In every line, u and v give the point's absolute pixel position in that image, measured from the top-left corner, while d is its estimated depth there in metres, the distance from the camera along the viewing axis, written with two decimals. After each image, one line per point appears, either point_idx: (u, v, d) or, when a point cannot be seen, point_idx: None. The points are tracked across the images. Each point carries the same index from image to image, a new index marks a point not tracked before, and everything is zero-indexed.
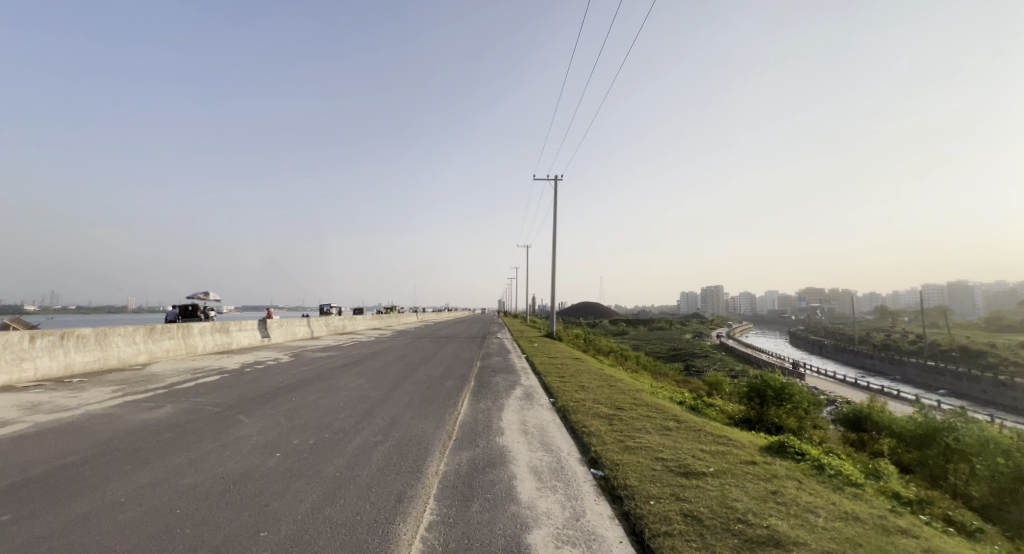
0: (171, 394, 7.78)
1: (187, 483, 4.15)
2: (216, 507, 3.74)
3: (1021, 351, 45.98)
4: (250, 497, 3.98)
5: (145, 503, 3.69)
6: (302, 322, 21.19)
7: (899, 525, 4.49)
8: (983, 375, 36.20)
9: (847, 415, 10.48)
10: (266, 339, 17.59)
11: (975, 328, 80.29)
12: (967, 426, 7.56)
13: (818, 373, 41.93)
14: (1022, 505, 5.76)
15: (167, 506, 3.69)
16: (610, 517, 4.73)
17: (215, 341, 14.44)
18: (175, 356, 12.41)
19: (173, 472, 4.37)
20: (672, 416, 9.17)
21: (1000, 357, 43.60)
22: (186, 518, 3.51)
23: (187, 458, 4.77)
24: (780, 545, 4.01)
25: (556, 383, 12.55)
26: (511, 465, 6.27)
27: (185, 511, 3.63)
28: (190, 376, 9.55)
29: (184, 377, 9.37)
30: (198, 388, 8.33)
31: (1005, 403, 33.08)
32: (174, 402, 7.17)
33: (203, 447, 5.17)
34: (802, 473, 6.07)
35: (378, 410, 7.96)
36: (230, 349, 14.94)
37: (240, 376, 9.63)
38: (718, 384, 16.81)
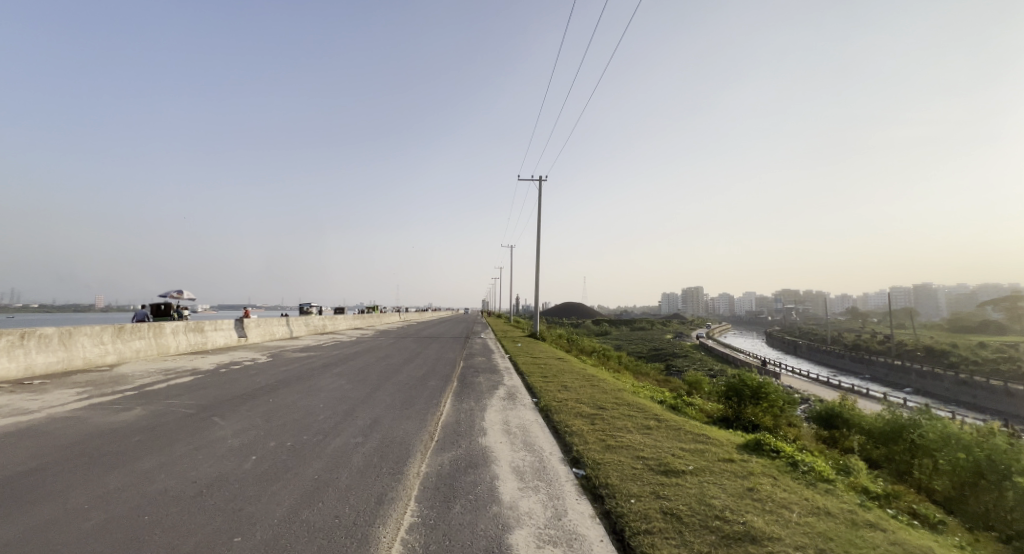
0: (141, 396, 7.57)
1: (158, 487, 4.06)
2: (188, 512, 3.66)
3: (981, 351, 48.00)
4: (224, 502, 3.90)
5: (111, 510, 3.59)
6: (281, 322, 20.82)
7: (868, 519, 4.63)
8: (945, 373, 37.76)
9: (819, 412, 10.77)
10: (243, 339, 17.24)
11: (940, 329, 83.40)
12: (931, 423, 7.83)
13: (792, 371, 43.03)
14: (980, 497, 6.04)
15: (136, 512, 3.60)
16: (591, 516, 4.77)
17: (188, 341, 14.09)
18: (145, 356, 12.08)
19: (142, 477, 4.26)
20: (653, 415, 9.26)
21: (961, 356, 45.49)
22: (155, 524, 3.44)
23: (158, 462, 4.65)
24: (755, 541, 4.10)
25: (539, 383, 12.59)
26: (494, 465, 6.28)
27: (154, 517, 3.54)
28: (161, 377, 9.31)
29: (155, 378, 9.14)
30: (169, 389, 8.12)
31: (965, 401, 34.58)
32: (144, 405, 6.97)
33: (175, 451, 5.04)
34: (777, 470, 6.21)
35: (359, 411, 7.88)
36: (205, 349, 14.62)
37: (215, 377, 9.43)
38: (698, 384, 17.08)
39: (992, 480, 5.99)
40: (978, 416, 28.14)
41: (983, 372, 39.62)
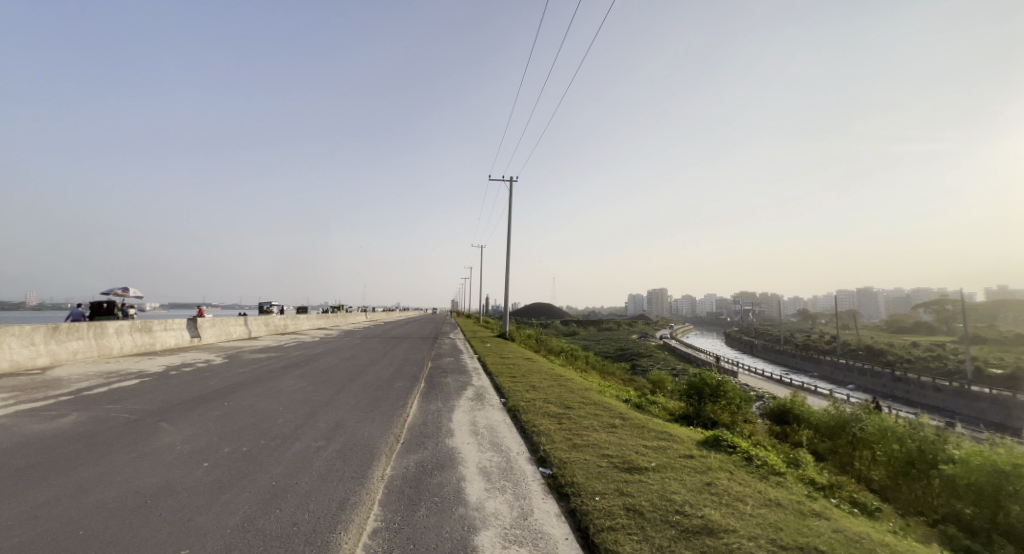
0: (77, 401, 7.18)
1: (95, 500, 3.87)
2: (131, 525, 3.53)
3: (916, 350, 51.40)
4: (171, 513, 3.76)
5: (40, 526, 3.41)
6: (238, 322, 20.10)
7: (814, 508, 4.90)
8: (882, 370, 40.27)
9: (773, 409, 11.25)
10: (196, 339, 16.54)
11: (881, 329, 88.71)
12: (870, 418, 8.39)
13: (747, 370, 44.80)
14: (912, 485, 6.50)
15: (70, 526, 3.44)
16: (557, 515, 4.84)
17: (134, 341, 13.41)
18: (84, 358, 11.43)
19: (78, 489, 4.06)
20: (619, 414, 9.46)
21: (899, 355, 48.54)
22: (90, 539, 3.29)
23: (96, 473, 4.44)
24: (712, 533, 4.27)
25: (507, 383, 12.65)
26: (460, 466, 6.29)
27: (90, 531, 3.39)
28: (100, 380, 8.84)
29: (95, 382, 8.68)
30: (109, 393, 7.72)
31: (900, 396, 37.05)
32: (80, 411, 6.61)
33: (117, 460, 4.81)
34: (734, 465, 6.47)
35: (321, 414, 7.71)
36: (152, 350, 13.94)
37: (162, 380, 9.01)
38: (661, 383, 17.59)
39: (921, 469, 6.49)
40: (911, 410, 30.32)
41: (915, 369, 42.49)
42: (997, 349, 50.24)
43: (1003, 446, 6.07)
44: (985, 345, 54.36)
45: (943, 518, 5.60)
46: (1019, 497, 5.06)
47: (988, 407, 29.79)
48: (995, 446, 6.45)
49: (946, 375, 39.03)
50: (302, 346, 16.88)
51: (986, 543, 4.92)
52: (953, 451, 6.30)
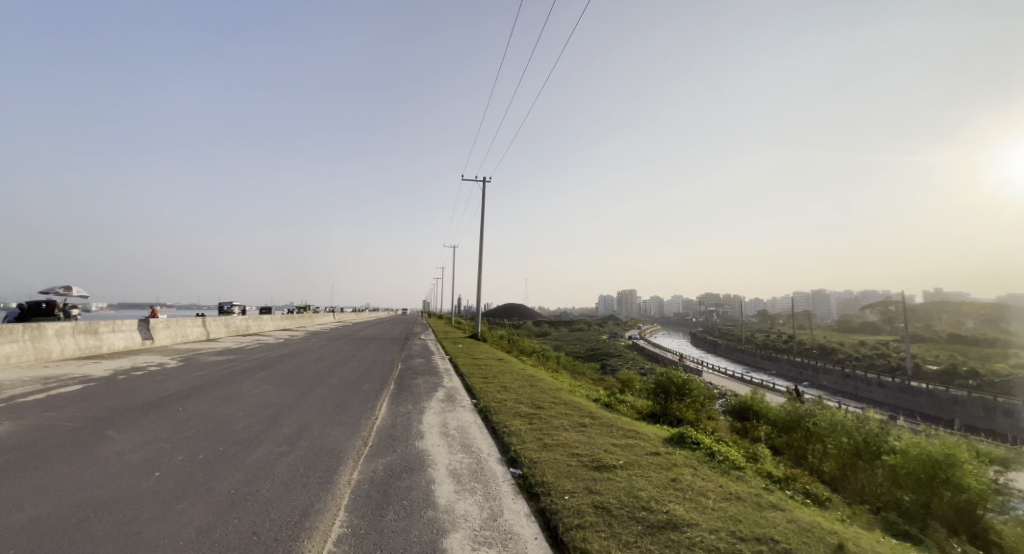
0: (11, 409, 6.76)
1: (31, 515, 3.68)
2: (71, 541, 3.37)
3: (865, 348, 54.14)
4: (116, 527, 3.61)
5: None
6: (195, 323, 19.32)
7: (771, 500, 5.12)
8: (833, 368, 42.19)
9: (735, 406, 11.62)
10: (148, 341, 15.81)
11: (834, 329, 92.98)
12: (822, 413, 8.82)
13: (710, 368, 46.10)
14: (858, 476, 6.87)
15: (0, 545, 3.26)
16: (527, 515, 4.88)
17: (77, 344, 12.71)
18: (18, 362, 10.74)
19: (12, 504, 3.84)
20: (588, 413, 9.61)
21: (850, 353, 50.99)
22: None
23: (33, 486, 4.21)
24: (676, 527, 4.40)
25: (478, 384, 12.63)
26: (430, 469, 6.26)
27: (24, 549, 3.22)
28: (38, 386, 8.34)
29: (32, 387, 8.20)
30: (49, 400, 7.31)
31: (849, 392, 38.92)
32: (15, 419, 6.25)
33: (57, 471, 4.58)
34: (697, 460, 6.68)
35: (285, 418, 7.54)
36: (98, 353, 13.25)
37: (108, 385, 8.58)
38: (631, 381, 17.92)
39: (866, 459, 6.93)
40: (860, 405, 31.97)
41: (864, 366, 44.72)
42: (936, 347, 53.55)
43: (939, 437, 6.53)
44: (926, 344, 57.82)
45: (884, 506, 5.98)
46: (952, 484, 5.52)
47: (926, 402, 31.73)
48: (931, 438, 6.93)
49: (890, 372, 41.31)
50: (264, 347, 16.38)
51: (921, 529, 5.30)
52: (894, 443, 6.70)
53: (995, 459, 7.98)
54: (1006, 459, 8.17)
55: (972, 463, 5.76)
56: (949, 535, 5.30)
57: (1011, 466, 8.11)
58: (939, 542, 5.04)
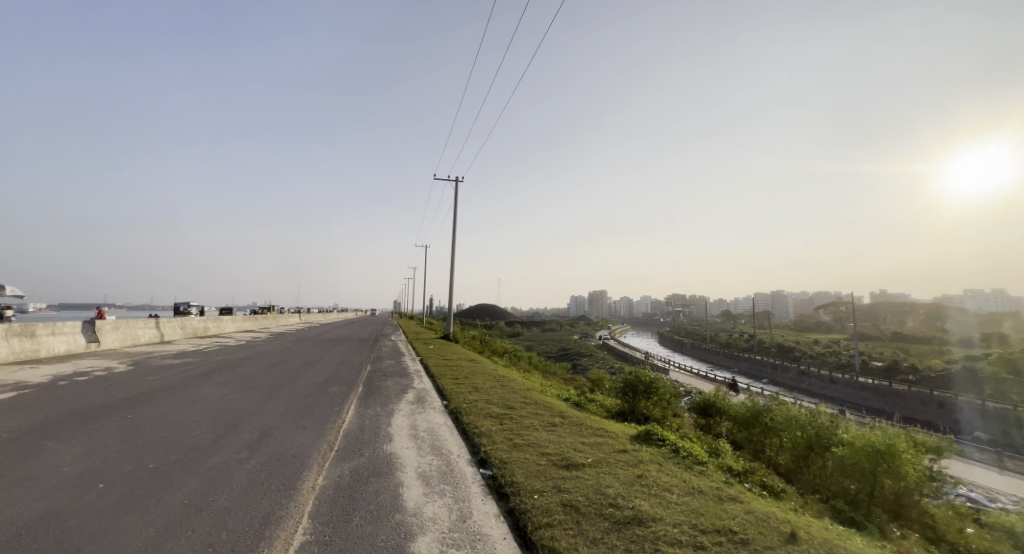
0: None
1: None
2: None
3: (820, 346, 56.57)
4: (52, 545, 3.39)
5: None
6: (148, 325, 18.43)
7: (731, 494, 5.27)
8: (790, 365, 43.97)
9: (699, 402, 11.94)
10: (93, 344, 14.97)
11: (793, 327, 96.86)
12: (779, 408, 9.20)
13: (675, 367, 47.25)
14: (810, 467, 7.19)
15: None
16: (495, 515, 4.88)
17: (12, 348, 11.92)
18: None
19: None
20: (559, 412, 9.68)
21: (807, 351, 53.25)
22: None
23: None
24: (641, 523, 4.48)
25: (449, 385, 12.54)
26: (399, 472, 6.16)
27: None
28: None
29: None
30: None
31: (804, 388, 40.60)
32: None
33: None
34: (663, 457, 6.83)
35: (245, 423, 7.27)
36: (35, 358, 12.45)
37: (48, 392, 8.08)
38: (600, 380, 18.16)
39: (818, 451, 7.28)
40: (811, 400, 33.46)
41: (819, 364, 46.74)
42: (882, 344, 56.50)
43: (881, 428, 6.93)
44: (873, 341, 60.89)
45: (833, 495, 6.27)
46: (892, 471, 5.91)
47: (872, 396, 33.43)
48: (875, 429, 7.35)
49: (841, 369, 43.32)
50: (222, 350, 15.78)
51: (866, 516, 5.59)
52: (843, 435, 7.04)
53: (931, 448, 8.53)
54: (939, 448, 8.71)
55: (909, 453, 6.16)
56: (888, 519, 5.65)
57: (943, 454, 8.67)
58: (879, 527, 5.36)
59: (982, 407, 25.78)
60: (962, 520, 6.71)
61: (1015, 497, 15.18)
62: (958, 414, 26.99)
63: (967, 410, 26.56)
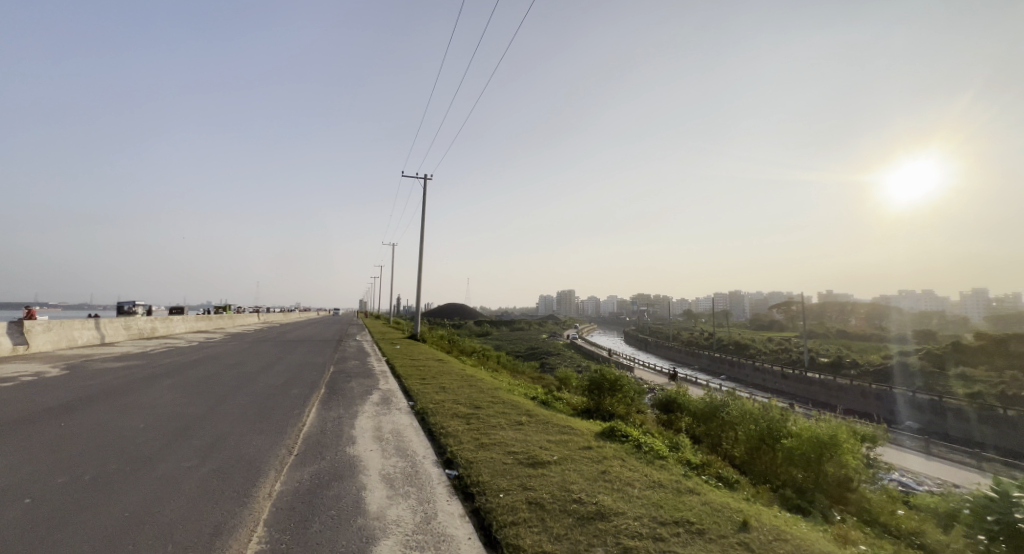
0: None
1: None
2: None
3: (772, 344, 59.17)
4: None
5: None
6: (86, 326, 17.31)
7: (689, 486, 5.40)
8: (745, 362, 45.81)
9: (661, 399, 12.21)
10: (22, 347, 13.95)
11: (749, 326, 100.81)
12: (735, 403, 9.55)
13: (638, 364, 48.37)
14: (763, 458, 7.49)
15: None
16: (460, 516, 4.82)
17: None
18: None
19: None
20: (525, 411, 9.67)
21: (761, 348, 55.62)
22: None
23: None
24: (604, 517, 4.52)
25: (415, 385, 12.37)
26: (361, 475, 6.01)
27: None
28: None
29: None
30: None
31: (757, 382, 42.46)
32: None
33: None
34: (626, 452, 6.94)
35: (196, 429, 6.92)
36: None
37: None
38: (566, 379, 18.31)
39: (769, 443, 7.59)
40: (762, 395, 34.92)
41: (772, 360, 48.92)
42: (828, 342, 59.52)
43: (826, 419, 7.29)
44: (821, 338, 64.22)
45: (782, 484, 6.57)
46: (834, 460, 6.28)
47: (818, 390, 35.21)
48: (820, 421, 7.73)
49: (791, 365, 45.33)
50: (169, 352, 15.01)
51: (812, 503, 5.87)
52: (792, 427, 7.36)
53: (868, 437, 9.07)
54: (875, 436, 9.26)
55: (849, 443, 6.53)
56: (830, 505, 5.99)
57: (878, 441, 9.23)
58: (822, 512, 5.67)
59: (914, 399, 27.57)
60: (894, 502, 7.18)
61: (939, 480, 16.31)
62: (894, 405, 28.76)
63: (901, 401, 28.34)
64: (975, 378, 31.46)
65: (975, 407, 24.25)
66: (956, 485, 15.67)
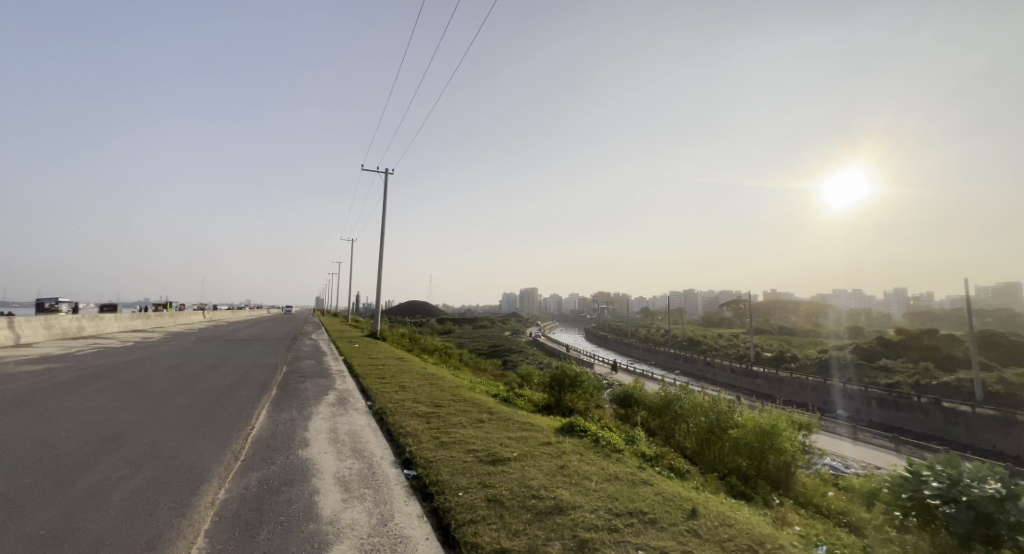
0: None
1: None
2: None
3: (723, 339, 61.93)
4: None
5: None
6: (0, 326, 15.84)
7: (643, 478, 5.48)
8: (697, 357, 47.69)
9: (619, 394, 12.40)
10: None
11: (701, 323, 105.01)
12: (687, 396, 9.83)
13: (597, 360, 49.28)
14: (712, 449, 7.75)
15: None
16: (418, 516, 4.69)
17: None
18: None
19: None
20: (487, 408, 9.60)
21: (711, 344, 58.08)
22: None
23: None
24: (561, 511, 4.51)
25: (374, 384, 12.04)
26: (314, 479, 5.75)
27: None
28: None
29: None
30: None
31: (707, 376, 44.25)
32: None
33: None
34: (584, 447, 6.99)
35: (130, 437, 6.42)
36: None
37: None
38: (528, 375, 18.35)
39: (718, 433, 7.90)
40: (710, 387, 36.45)
41: (721, 355, 51.19)
42: (772, 337, 62.77)
43: (769, 409, 7.62)
44: (765, 334, 67.65)
45: (729, 472, 6.80)
46: (774, 448, 6.59)
47: (762, 383, 37.01)
48: (764, 412, 8.07)
49: (739, 359, 47.54)
50: (98, 352, 13.94)
51: (755, 491, 6.14)
52: (740, 418, 7.63)
53: (805, 425, 9.58)
54: (810, 425, 9.76)
55: (788, 432, 6.87)
56: (770, 490, 6.28)
57: (813, 429, 9.73)
58: (763, 497, 5.92)
59: (844, 388, 29.54)
60: (825, 485, 7.62)
61: (863, 462, 17.55)
62: (828, 395, 30.67)
63: (833, 391, 30.32)
64: (897, 368, 34.13)
65: (895, 396, 26.22)
66: (878, 467, 16.91)
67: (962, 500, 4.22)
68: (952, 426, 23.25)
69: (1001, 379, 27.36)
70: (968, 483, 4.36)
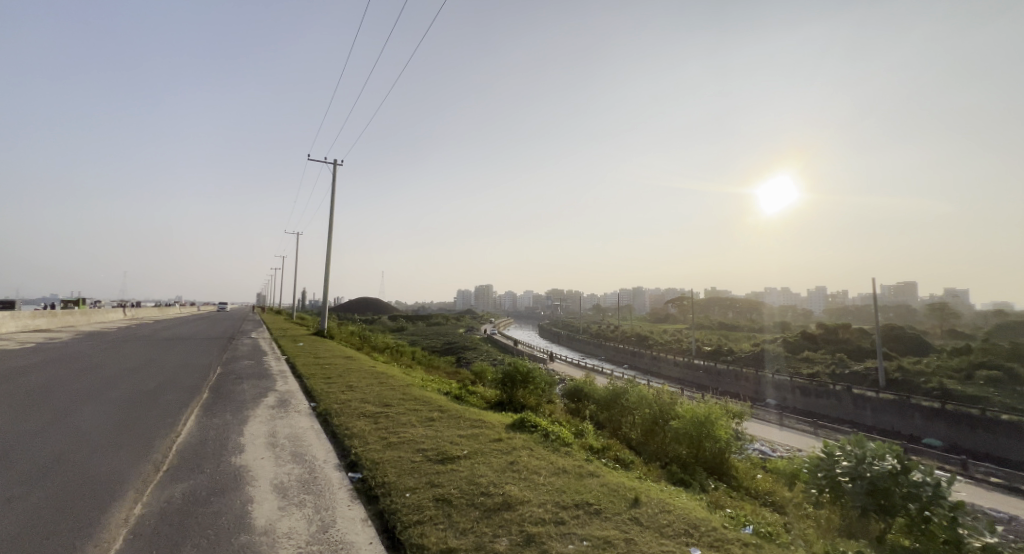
0: None
1: None
2: None
3: (667, 334, 64.49)
4: None
5: None
6: None
7: (590, 469, 5.49)
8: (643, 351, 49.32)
9: (569, 389, 12.47)
10: None
11: (648, 318, 108.67)
12: (634, 389, 10.05)
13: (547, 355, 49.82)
14: (656, 440, 7.92)
15: None
16: (362, 520, 4.43)
17: None
18: None
19: None
20: (437, 407, 9.35)
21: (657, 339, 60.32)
22: None
23: None
24: (509, 507, 4.41)
25: (318, 384, 11.50)
26: (248, 487, 5.34)
27: None
28: None
29: None
30: None
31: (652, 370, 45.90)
32: None
33: None
34: (533, 442, 6.93)
35: (27, 451, 5.69)
36: None
37: None
38: (480, 371, 18.23)
39: (663, 425, 8.08)
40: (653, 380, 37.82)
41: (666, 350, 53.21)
42: (712, 332, 66.09)
43: (706, 399, 7.88)
44: (706, 329, 71.16)
45: (672, 462, 6.96)
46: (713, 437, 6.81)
47: (702, 376, 38.79)
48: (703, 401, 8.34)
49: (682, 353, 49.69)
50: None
51: (693, 477, 6.36)
52: (682, 409, 7.84)
53: (739, 414, 10.02)
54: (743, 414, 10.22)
55: (723, 421, 7.14)
56: (707, 476, 6.48)
57: (745, 417, 10.20)
58: (700, 483, 6.12)
59: (773, 379, 31.51)
60: (756, 469, 7.98)
61: (787, 446, 18.77)
62: (760, 386, 32.63)
63: (764, 381, 32.28)
64: (818, 359, 36.88)
65: (816, 384, 28.30)
66: (800, 450, 18.21)
67: (865, 476, 4.45)
68: (861, 410, 25.39)
69: (903, 367, 30.15)
70: (870, 461, 4.61)
